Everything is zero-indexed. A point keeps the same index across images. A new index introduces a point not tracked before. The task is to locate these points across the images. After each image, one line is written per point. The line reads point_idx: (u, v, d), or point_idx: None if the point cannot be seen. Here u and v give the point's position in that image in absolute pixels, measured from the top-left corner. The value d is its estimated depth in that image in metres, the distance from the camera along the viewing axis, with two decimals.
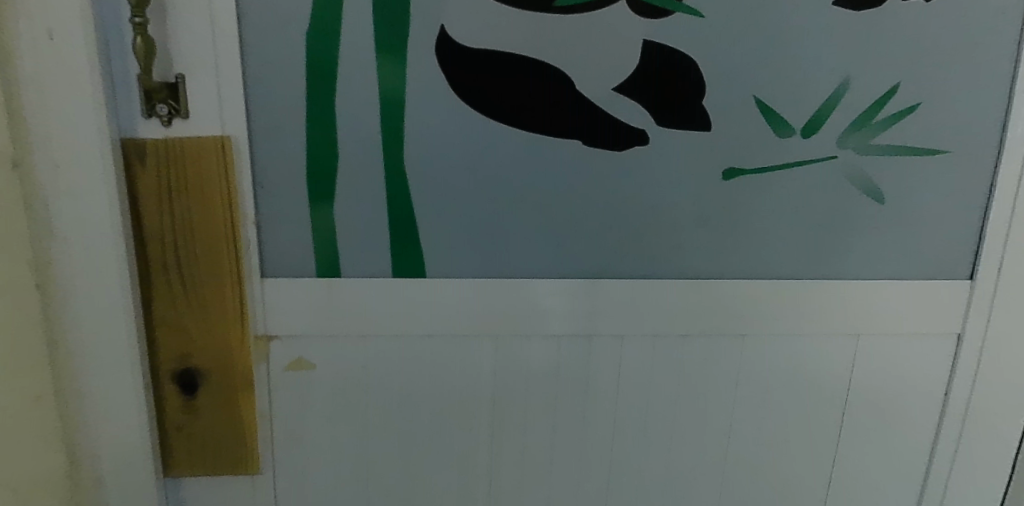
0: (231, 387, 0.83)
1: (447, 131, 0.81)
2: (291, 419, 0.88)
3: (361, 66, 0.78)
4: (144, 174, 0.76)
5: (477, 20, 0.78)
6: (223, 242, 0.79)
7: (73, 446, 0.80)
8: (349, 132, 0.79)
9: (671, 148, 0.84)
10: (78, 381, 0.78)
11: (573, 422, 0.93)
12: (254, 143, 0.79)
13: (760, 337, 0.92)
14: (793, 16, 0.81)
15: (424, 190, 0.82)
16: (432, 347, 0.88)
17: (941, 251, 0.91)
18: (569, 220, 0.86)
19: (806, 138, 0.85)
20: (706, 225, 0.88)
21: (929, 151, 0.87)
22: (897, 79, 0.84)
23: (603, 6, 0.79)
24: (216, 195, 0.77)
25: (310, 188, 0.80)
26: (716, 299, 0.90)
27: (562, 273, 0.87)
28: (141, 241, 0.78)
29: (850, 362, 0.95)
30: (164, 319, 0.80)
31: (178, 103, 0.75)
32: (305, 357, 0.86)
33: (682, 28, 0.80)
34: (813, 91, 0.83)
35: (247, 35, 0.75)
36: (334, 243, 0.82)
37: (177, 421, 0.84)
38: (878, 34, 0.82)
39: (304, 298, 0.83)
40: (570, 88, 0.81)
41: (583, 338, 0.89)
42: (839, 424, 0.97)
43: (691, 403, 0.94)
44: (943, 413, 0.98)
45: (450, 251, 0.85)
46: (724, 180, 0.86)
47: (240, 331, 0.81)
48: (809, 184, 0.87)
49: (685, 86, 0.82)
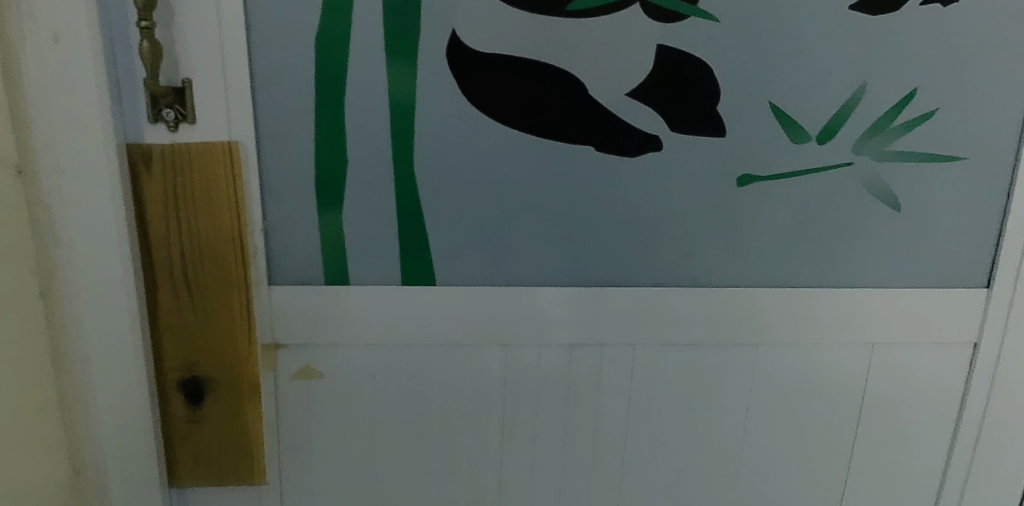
0: (238, 396, 0.82)
1: (458, 137, 0.80)
2: (297, 429, 0.87)
3: (370, 70, 0.76)
4: (150, 180, 0.75)
5: (489, 24, 0.76)
6: (230, 250, 0.77)
7: (77, 456, 0.78)
8: (358, 138, 0.78)
9: (685, 154, 0.83)
10: (82, 390, 0.76)
11: (585, 430, 0.92)
12: (262, 148, 0.77)
13: (774, 345, 0.91)
14: (809, 20, 0.79)
15: (434, 196, 0.81)
16: (441, 355, 0.86)
17: (958, 259, 0.90)
18: (580, 227, 0.84)
19: (822, 144, 0.84)
20: (719, 232, 0.86)
21: (946, 158, 0.86)
22: (914, 85, 0.83)
23: (616, 10, 0.77)
24: (223, 202, 0.76)
25: (319, 194, 0.79)
26: (730, 307, 0.88)
27: (573, 280, 0.86)
28: (147, 248, 0.76)
29: (865, 370, 0.93)
30: (170, 327, 0.79)
31: (185, 108, 0.74)
32: (312, 366, 0.84)
33: (696, 32, 0.79)
34: (829, 96, 0.82)
35: (255, 38, 0.74)
36: (343, 250, 0.81)
37: (183, 431, 0.82)
38: (895, 39, 0.81)
39: (312, 306, 0.82)
40: (584, 93, 0.80)
41: (595, 346, 0.88)
42: (854, 433, 0.96)
43: (702, 413, 0.93)
44: (959, 421, 0.96)
45: (460, 259, 0.84)
46: (738, 186, 0.85)
47: (246, 340, 0.80)
48: (824, 190, 0.86)
49: (700, 91, 0.81)
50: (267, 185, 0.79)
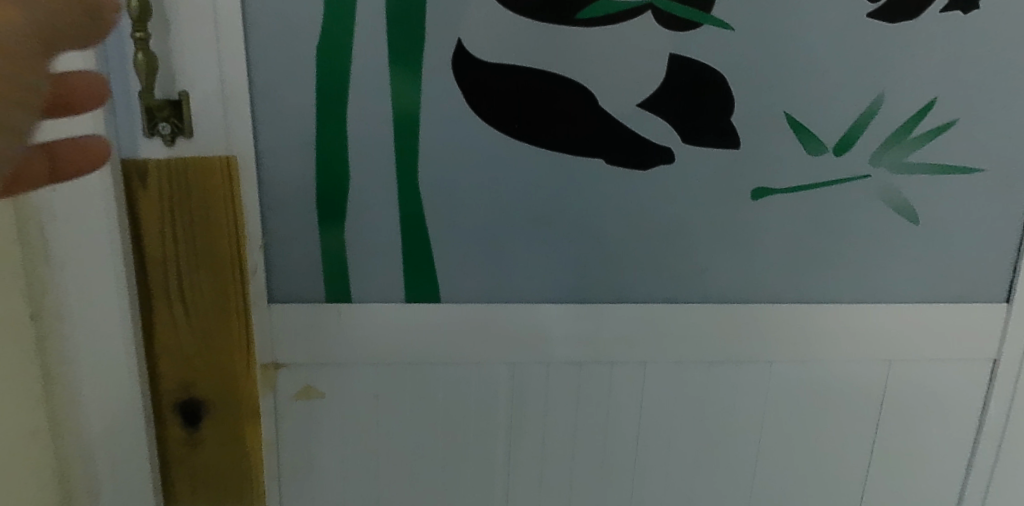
0: (237, 417, 0.79)
1: (463, 149, 0.77)
2: (297, 449, 0.84)
3: (373, 82, 0.74)
4: (145, 194, 0.72)
5: (495, 33, 0.74)
6: (229, 267, 0.74)
7: (70, 480, 0.75)
8: (361, 151, 0.76)
9: (698, 166, 0.80)
10: (74, 415, 0.73)
11: (594, 450, 0.89)
12: (262, 162, 0.75)
13: (788, 362, 0.88)
14: (827, 28, 0.77)
15: (439, 210, 0.79)
16: (447, 374, 0.83)
17: (977, 274, 0.87)
18: (590, 242, 0.82)
19: (839, 155, 0.82)
20: (733, 247, 0.84)
21: (966, 169, 0.83)
22: (935, 95, 0.80)
23: (627, 19, 0.75)
24: (222, 218, 0.73)
25: (320, 209, 0.77)
26: (744, 324, 0.86)
27: (582, 296, 0.83)
28: (143, 265, 0.74)
29: (882, 388, 0.91)
30: (167, 347, 0.76)
31: (181, 122, 0.71)
32: (314, 386, 0.82)
33: (710, 42, 0.76)
34: (847, 107, 0.79)
35: (254, 49, 0.72)
36: (347, 265, 0.79)
37: (179, 451, 0.80)
38: (916, 47, 0.78)
39: (313, 326, 0.79)
40: (594, 104, 0.77)
41: (605, 365, 0.85)
42: (869, 451, 0.93)
43: (715, 431, 0.90)
44: (978, 439, 0.93)
45: (466, 275, 0.81)
46: (752, 199, 0.82)
47: (246, 360, 0.77)
48: (841, 203, 0.83)
49: (713, 102, 0.78)
50: (268, 199, 0.76)
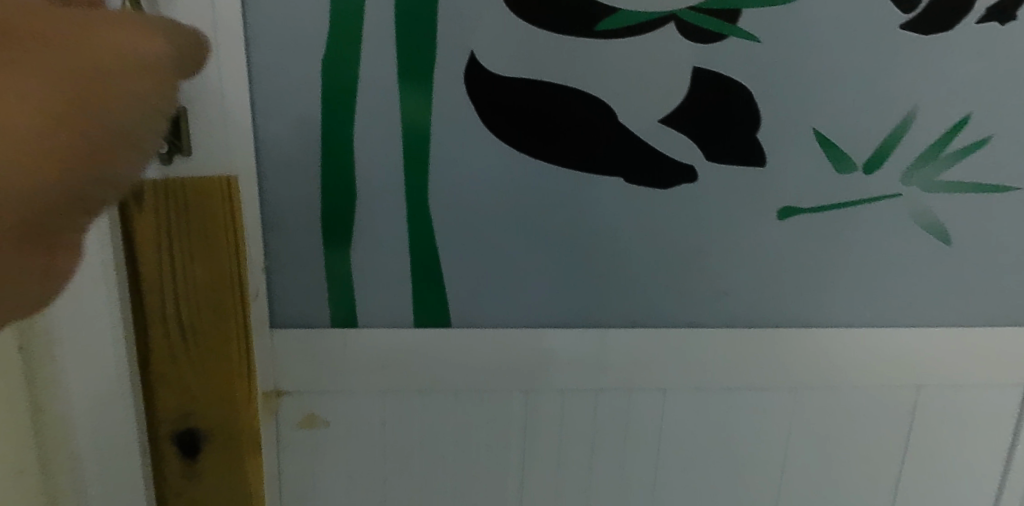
0: (237, 451, 0.74)
1: (476, 167, 0.73)
2: (301, 478, 0.81)
3: (381, 96, 0.70)
4: (142, 216, 0.65)
5: (511, 45, 0.70)
6: (230, 293, 0.69)
7: (56, 491, 0.72)
8: (369, 170, 0.72)
9: (722, 185, 0.76)
10: (66, 443, 0.71)
11: (611, 479, 0.85)
12: (264, 180, 0.71)
13: (814, 388, 0.84)
14: (862, 40, 0.72)
15: (450, 231, 0.75)
16: (457, 402, 0.80)
17: (1011, 296, 0.83)
18: (608, 264, 0.78)
19: (869, 174, 0.78)
20: (756, 269, 0.80)
21: (1002, 188, 0.79)
22: (971, 110, 0.76)
23: (649, 30, 0.71)
24: (223, 242, 0.67)
25: (325, 230, 0.73)
26: (768, 348, 0.82)
27: (600, 319, 0.80)
28: (138, 291, 0.68)
29: (910, 414, 0.87)
30: (162, 382, 0.70)
31: (179, 140, 0.65)
32: (318, 413, 0.78)
33: (736, 54, 0.72)
34: (880, 123, 0.75)
35: (256, 61, 0.68)
36: (353, 288, 0.75)
37: (178, 486, 0.74)
38: (954, 60, 0.74)
39: (317, 352, 0.76)
40: (613, 121, 0.73)
41: (623, 391, 0.82)
42: (896, 478, 0.90)
43: (737, 460, 0.86)
44: (1008, 466, 0.90)
45: (477, 298, 0.77)
46: (778, 219, 0.78)
47: (246, 394, 0.72)
48: (870, 223, 0.79)
49: (739, 118, 0.74)
50: (271, 220, 0.73)
